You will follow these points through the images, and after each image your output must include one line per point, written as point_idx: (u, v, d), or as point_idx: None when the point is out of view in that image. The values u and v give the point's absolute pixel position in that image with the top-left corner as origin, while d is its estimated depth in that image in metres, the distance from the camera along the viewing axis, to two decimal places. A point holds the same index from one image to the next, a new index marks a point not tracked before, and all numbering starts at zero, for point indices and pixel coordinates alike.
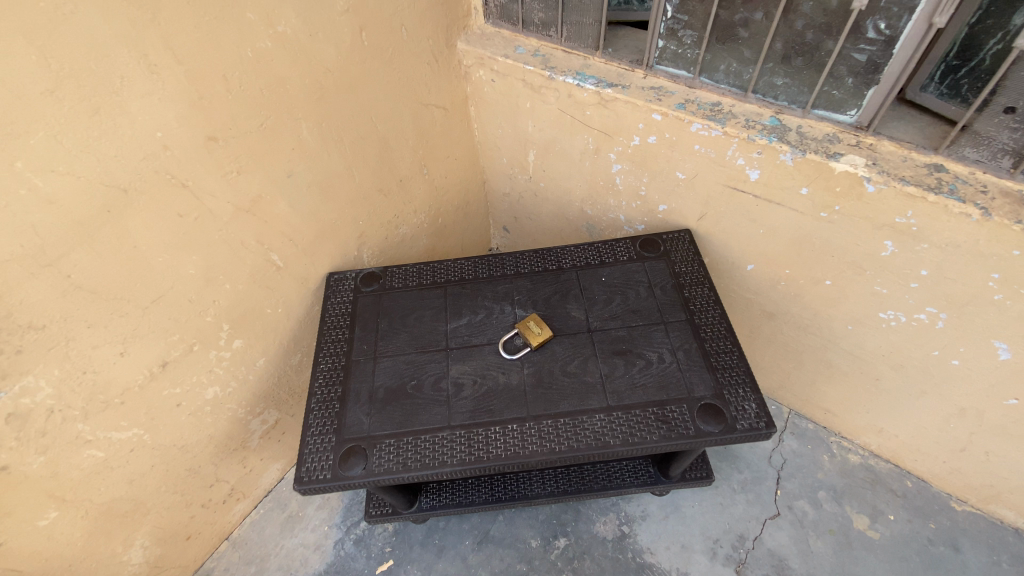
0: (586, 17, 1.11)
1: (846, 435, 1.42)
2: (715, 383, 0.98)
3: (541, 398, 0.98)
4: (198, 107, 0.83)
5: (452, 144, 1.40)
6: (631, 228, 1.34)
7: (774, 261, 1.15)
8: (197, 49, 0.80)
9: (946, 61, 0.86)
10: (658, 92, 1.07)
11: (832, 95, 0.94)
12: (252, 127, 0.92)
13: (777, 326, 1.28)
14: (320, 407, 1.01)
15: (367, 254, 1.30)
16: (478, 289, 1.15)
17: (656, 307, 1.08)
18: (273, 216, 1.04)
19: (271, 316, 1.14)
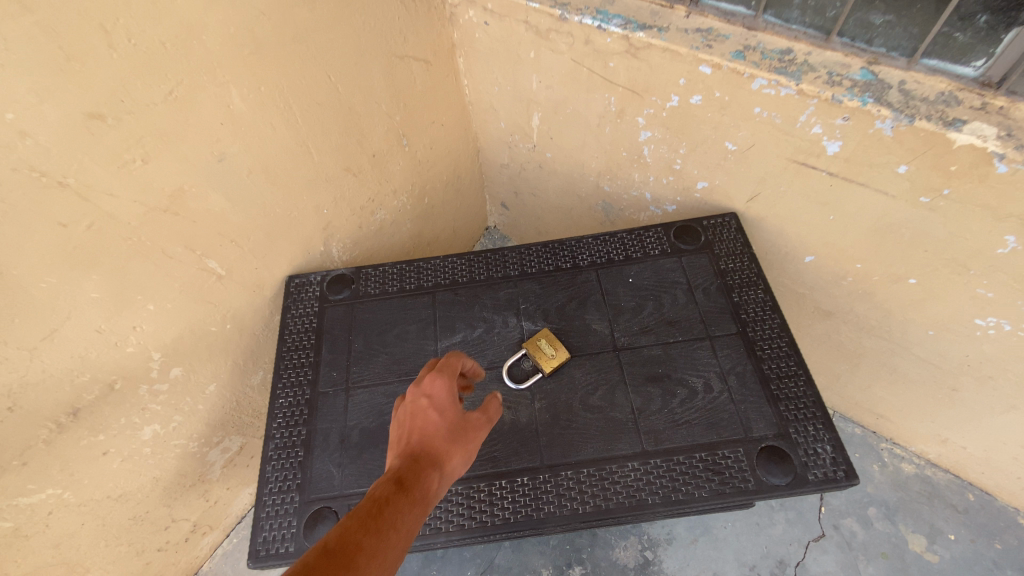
0: None
1: (899, 442, 1.24)
2: (778, 419, 0.77)
3: (558, 441, 0.78)
4: (67, 72, 0.58)
5: (437, 106, 1.13)
6: (659, 208, 1.10)
7: (843, 253, 0.92)
8: None
9: None
10: (708, 35, 0.81)
11: (954, 39, 0.68)
12: (157, 98, 0.67)
13: (833, 325, 1.07)
14: (280, 455, 0.80)
15: (337, 248, 1.06)
16: (475, 295, 0.93)
17: (699, 318, 0.87)
18: (204, 214, 0.79)
19: (217, 335, 0.91)
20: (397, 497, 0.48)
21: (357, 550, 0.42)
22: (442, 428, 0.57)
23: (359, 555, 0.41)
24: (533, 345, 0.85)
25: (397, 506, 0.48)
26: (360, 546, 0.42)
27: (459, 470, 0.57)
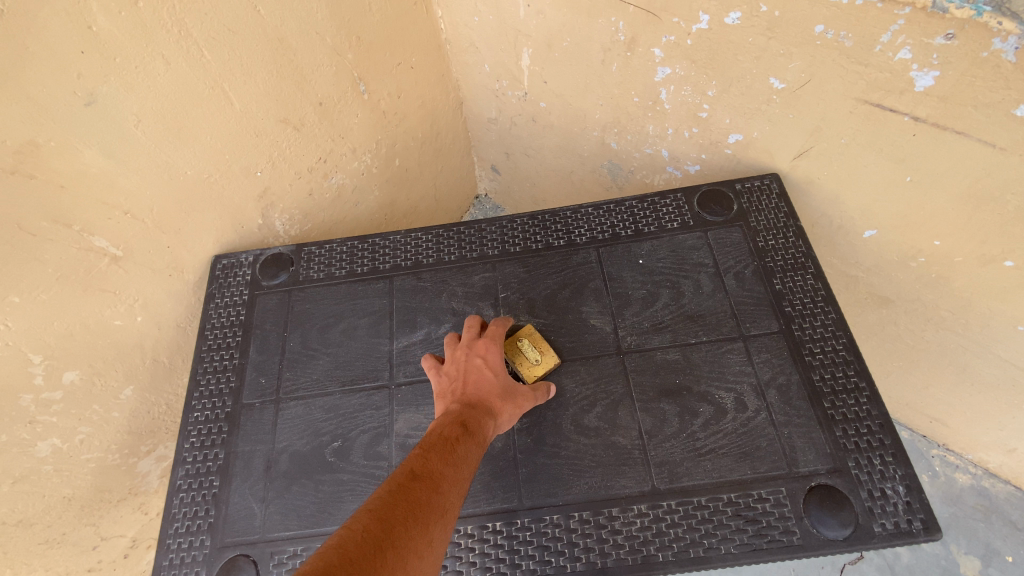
0: None
1: (954, 449, 1.05)
2: (833, 449, 0.59)
3: (543, 474, 0.61)
4: None
5: (404, 42, 0.91)
6: (677, 170, 0.89)
7: (918, 226, 0.71)
8: None
9: None
10: None
11: None
12: None
13: (891, 315, 0.86)
14: (191, 483, 0.64)
15: (282, 221, 0.87)
16: (443, 281, 0.74)
17: (728, 312, 0.67)
18: (75, 174, 0.61)
19: (125, 330, 0.74)
20: (466, 444, 0.51)
21: (439, 484, 0.46)
22: (499, 386, 0.58)
23: (439, 492, 0.45)
24: (512, 347, 0.67)
25: (466, 452, 0.50)
26: (439, 483, 0.46)
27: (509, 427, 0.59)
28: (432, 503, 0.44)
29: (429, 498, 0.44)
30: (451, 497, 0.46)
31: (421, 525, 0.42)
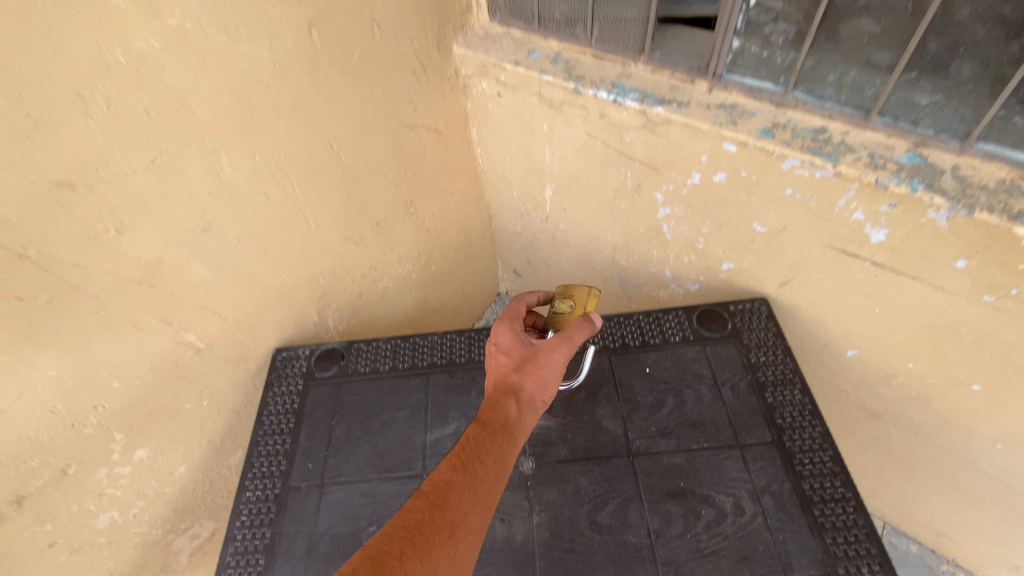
0: (627, 10, 0.80)
1: (962, 565, 1.06)
2: (824, 555, 0.65)
3: (560, 568, 0.67)
4: (40, 141, 0.55)
5: (448, 174, 1.09)
6: (680, 287, 1.01)
7: (892, 349, 0.81)
8: (20, 55, 0.50)
9: None
10: (731, 111, 0.75)
11: (1014, 123, 0.61)
12: (138, 166, 0.63)
13: (882, 428, 0.93)
14: (239, 562, 0.70)
15: (333, 318, 1.00)
16: (473, 380, 0.84)
17: (727, 420, 0.76)
18: (182, 282, 0.74)
19: (192, 412, 0.84)
20: (479, 445, 0.56)
21: (445, 500, 0.51)
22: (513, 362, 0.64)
23: (447, 504, 0.50)
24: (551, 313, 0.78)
25: (482, 451, 0.55)
26: (446, 495, 0.51)
27: (556, 381, 0.65)
28: (440, 516, 0.49)
29: (436, 514, 0.49)
30: (463, 508, 0.51)
31: (425, 540, 0.47)
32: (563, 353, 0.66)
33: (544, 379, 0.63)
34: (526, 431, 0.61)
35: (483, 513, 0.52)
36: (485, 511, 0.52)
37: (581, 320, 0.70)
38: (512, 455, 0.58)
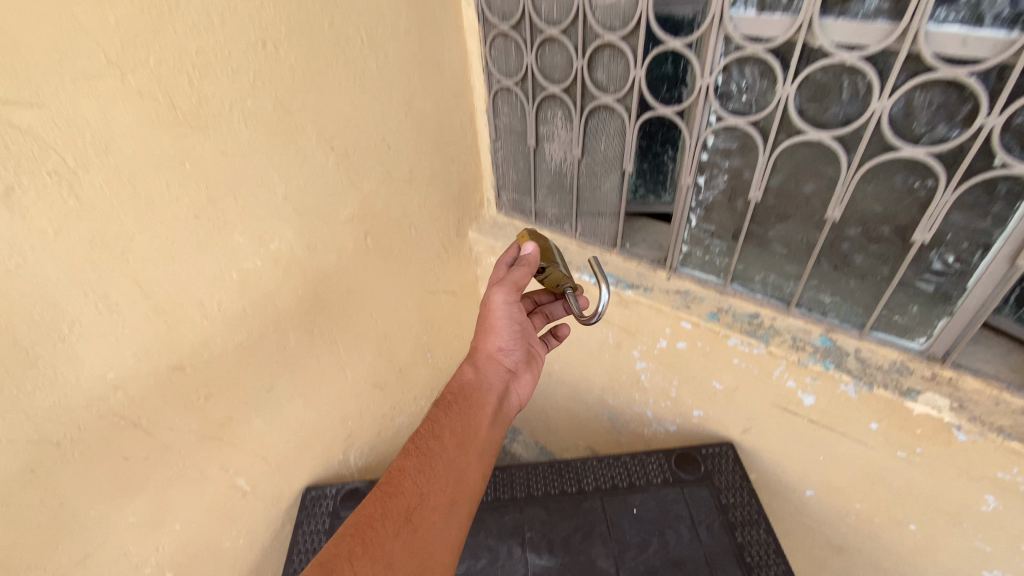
0: (602, 216, 1.06)
1: None
2: None
3: None
4: (167, 338, 0.73)
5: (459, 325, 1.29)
6: (661, 426, 1.17)
7: (841, 491, 0.94)
8: (169, 283, 0.71)
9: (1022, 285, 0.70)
10: (686, 297, 0.98)
11: (895, 320, 0.81)
12: (228, 348, 0.81)
13: (851, 563, 1.03)
14: None
15: (356, 455, 1.14)
16: (483, 519, 0.96)
17: (704, 559, 0.88)
18: (242, 435, 0.89)
19: (230, 550, 0.94)
20: (432, 428, 0.71)
21: (397, 487, 0.64)
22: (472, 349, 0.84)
23: (397, 491, 0.63)
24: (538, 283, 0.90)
25: (430, 436, 0.70)
26: (398, 482, 0.64)
27: (510, 330, 0.84)
28: (392, 504, 0.62)
29: (389, 503, 0.62)
30: (414, 492, 0.64)
31: (375, 534, 0.59)
32: (505, 292, 0.80)
33: (496, 341, 0.84)
34: (482, 395, 0.78)
35: (444, 488, 0.65)
36: (447, 483, 0.66)
37: (519, 261, 0.83)
38: (466, 420, 0.73)
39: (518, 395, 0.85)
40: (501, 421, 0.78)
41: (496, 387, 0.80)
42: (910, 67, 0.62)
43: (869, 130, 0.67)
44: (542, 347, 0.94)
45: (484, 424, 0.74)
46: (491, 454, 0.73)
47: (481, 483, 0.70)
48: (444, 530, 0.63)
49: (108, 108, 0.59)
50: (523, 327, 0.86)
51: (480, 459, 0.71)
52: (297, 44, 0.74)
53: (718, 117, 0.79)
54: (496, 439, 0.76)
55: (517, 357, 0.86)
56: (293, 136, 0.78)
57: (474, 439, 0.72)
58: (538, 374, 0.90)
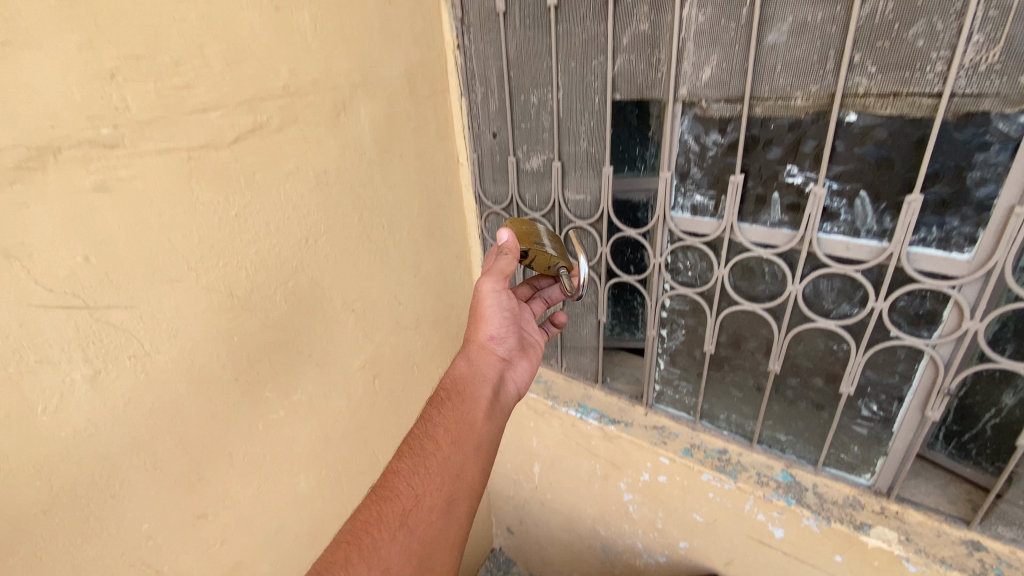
0: (584, 357, 1.20)
1: None
2: None
3: None
4: (198, 487, 0.82)
5: None
6: (651, 556, 1.22)
7: None
8: (207, 437, 0.81)
9: (944, 425, 0.82)
10: (662, 432, 1.10)
11: (842, 458, 0.92)
12: (248, 492, 0.90)
13: None
14: None
15: None
16: None
17: None
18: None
19: None
20: (425, 427, 0.73)
21: (391, 491, 0.65)
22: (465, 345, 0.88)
23: (391, 495, 0.64)
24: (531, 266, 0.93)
25: (424, 435, 0.72)
26: (392, 486, 0.65)
27: (501, 315, 0.89)
28: (387, 508, 0.63)
29: (384, 507, 0.63)
30: (408, 494, 0.65)
31: (371, 538, 0.60)
32: (493, 280, 0.87)
33: (486, 329, 0.89)
34: (474, 389, 0.81)
35: (441, 486, 0.68)
36: (444, 481, 0.68)
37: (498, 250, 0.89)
38: (460, 414, 0.76)
39: (514, 382, 0.90)
40: (497, 413, 0.81)
41: (489, 379, 0.84)
42: (812, 262, 0.80)
43: (789, 305, 0.84)
44: (538, 335, 1.01)
45: (477, 418, 0.77)
46: (487, 448, 0.76)
47: (480, 478, 0.73)
48: (443, 529, 0.66)
49: (183, 302, 0.74)
50: (515, 313, 0.92)
51: (474, 455, 0.73)
52: (333, 238, 0.92)
53: (671, 286, 0.97)
54: (493, 433, 0.79)
55: (510, 345, 0.91)
56: (323, 308, 0.93)
57: (468, 434, 0.74)
58: (536, 364, 0.96)
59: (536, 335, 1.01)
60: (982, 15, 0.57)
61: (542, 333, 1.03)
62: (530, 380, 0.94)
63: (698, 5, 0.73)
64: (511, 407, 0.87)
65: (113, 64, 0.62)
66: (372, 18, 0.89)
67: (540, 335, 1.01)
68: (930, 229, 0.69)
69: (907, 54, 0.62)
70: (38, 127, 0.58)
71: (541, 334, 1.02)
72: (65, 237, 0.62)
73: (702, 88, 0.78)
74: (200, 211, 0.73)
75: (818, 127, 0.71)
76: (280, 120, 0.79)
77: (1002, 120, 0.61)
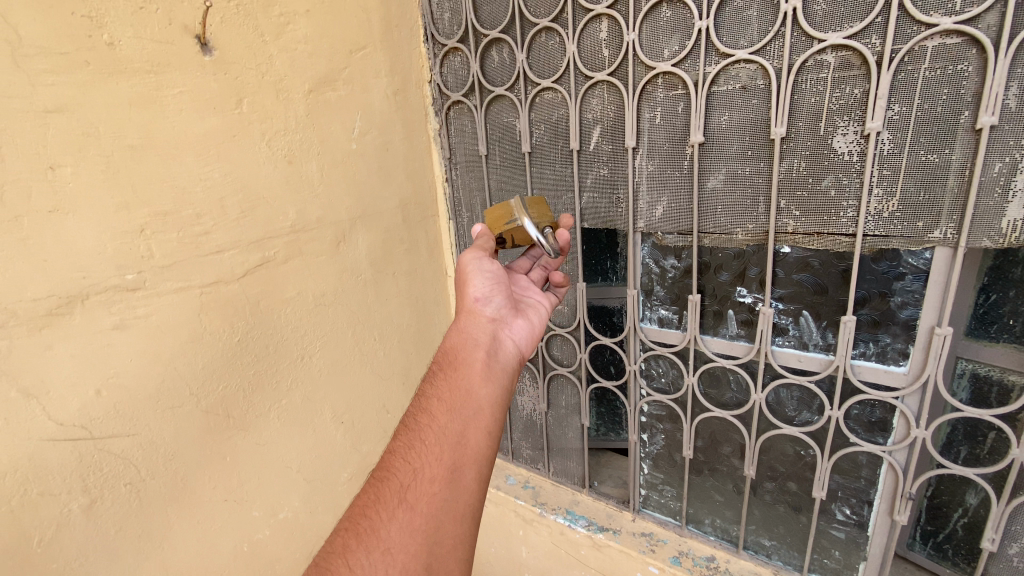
0: (570, 460, 1.22)
1: None
2: None
3: None
4: None
5: None
6: None
7: None
8: (191, 562, 0.80)
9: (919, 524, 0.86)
10: (650, 539, 1.10)
11: (826, 563, 0.93)
12: None
13: None
14: None
15: None
16: None
17: None
18: None
19: None
20: (420, 402, 0.69)
21: (389, 471, 0.61)
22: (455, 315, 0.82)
23: (388, 475, 0.61)
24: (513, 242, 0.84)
25: (419, 410, 0.68)
26: (389, 466, 0.62)
27: (483, 277, 0.82)
28: (385, 488, 0.60)
29: (382, 488, 0.60)
30: (406, 469, 0.61)
31: (370, 521, 0.57)
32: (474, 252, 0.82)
33: (471, 294, 0.82)
34: (467, 355, 0.75)
35: (440, 456, 0.63)
36: (444, 450, 0.64)
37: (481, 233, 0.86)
38: (453, 384, 0.71)
39: (513, 341, 0.83)
40: (497, 372, 0.76)
41: (483, 342, 0.79)
42: (771, 372, 0.87)
43: (755, 413, 0.90)
44: (540, 298, 0.93)
45: (474, 383, 0.72)
46: (490, 411, 0.71)
47: (489, 441, 0.68)
48: (450, 500, 0.61)
49: (182, 427, 0.77)
50: (502, 277, 0.84)
51: (475, 420, 0.68)
52: (328, 354, 0.98)
53: (647, 391, 1.03)
54: (496, 395, 0.73)
55: (499, 304, 0.83)
56: (313, 421, 0.97)
57: (464, 401, 0.69)
58: (534, 325, 0.88)
59: (535, 297, 0.93)
60: (879, 174, 0.69)
61: (543, 295, 0.95)
62: (529, 339, 0.86)
63: (648, 157, 0.87)
64: (513, 365, 0.81)
65: (144, 220, 0.70)
66: (370, 161, 1.02)
67: (540, 297, 0.93)
68: (867, 343, 0.78)
69: (823, 202, 0.74)
70: (70, 278, 0.65)
71: (542, 295, 0.94)
72: (81, 374, 0.66)
73: (657, 222, 0.90)
74: (206, 341, 0.79)
75: (759, 256, 0.82)
76: (285, 253, 0.89)
77: (909, 254, 0.71)
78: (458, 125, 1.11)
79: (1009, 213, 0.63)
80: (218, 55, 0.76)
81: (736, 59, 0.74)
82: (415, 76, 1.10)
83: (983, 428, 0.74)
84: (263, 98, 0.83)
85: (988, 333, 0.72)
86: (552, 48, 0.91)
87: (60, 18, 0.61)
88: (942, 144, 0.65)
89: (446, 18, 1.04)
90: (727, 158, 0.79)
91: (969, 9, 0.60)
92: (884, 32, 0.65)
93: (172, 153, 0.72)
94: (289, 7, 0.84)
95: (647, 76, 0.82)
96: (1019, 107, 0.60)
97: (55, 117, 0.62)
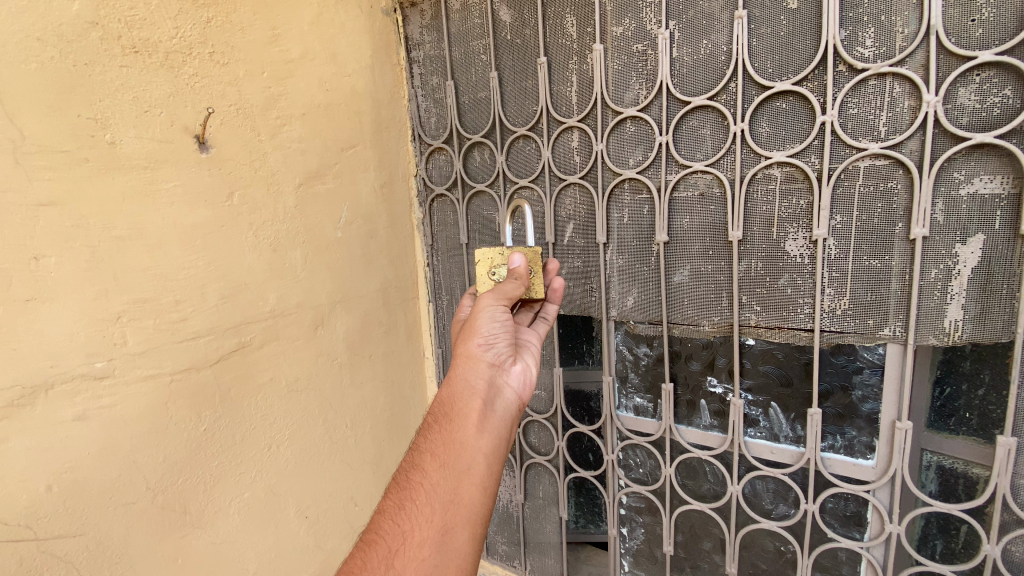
0: (547, 556, 1.17)
1: None
2: None
3: None
4: None
5: None
6: None
7: None
8: None
9: None
10: None
11: None
12: None
13: None
14: None
15: None
16: None
17: None
18: None
19: None
20: (411, 458, 0.61)
21: (378, 534, 0.55)
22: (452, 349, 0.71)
23: (376, 539, 0.55)
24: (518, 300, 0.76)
25: (411, 465, 0.61)
26: (378, 528, 0.56)
27: (493, 321, 0.70)
28: (373, 554, 0.53)
29: (369, 553, 0.54)
30: (394, 533, 0.55)
31: None
32: (492, 303, 0.70)
33: (475, 335, 0.69)
34: (463, 402, 0.64)
35: (429, 517, 0.56)
36: (434, 511, 0.56)
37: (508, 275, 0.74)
38: (447, 437, 0.61)
39: (512, 387, 0.70)
40: (495, 423, 0.65)
41: (481, 389, 0.66)
42: (746, 464, 0.87)
43: (732, 506, 0.89)
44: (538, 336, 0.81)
45: (470, 435, 0.62)
46: (488, 466, 0.61)
47: (485, 499, 0.60)
48: (440, 565, 0.54)
49: (134, 526, 0.72)
50: (512, 324, 0.73)
51: (470, 478, 0.59)
52: (297, 443, 0.95)
53: (625, 482, 1.01)
54: (495, 450, 0.63)
55: (503, 343, 0.71)
56: (276, 515, 0.92)
57: (459, 456, 0.60)
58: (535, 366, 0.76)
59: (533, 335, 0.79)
60: (829, 275, 0.75)
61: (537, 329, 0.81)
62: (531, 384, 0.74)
63: (617, 252, 0.93)
64: (514, 412, 0.69)
65: (121, 308, 0.71)
66: (354, 248, 1.06)
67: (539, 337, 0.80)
68: (835, 436, 0.80)
69: (782, 299, 0.79)
70: (38, 367, 0.63)
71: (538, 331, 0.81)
72: (32, 469, 0.63)
73: (629, 311, 0.94)
74: (169, 431, 0.76)
75: (726, 346, 0.86)
76: (261, 338, 0.89)
77: (865, 349, 0.76)
78: (441, 216, 1.18)
79: (949, 313, 0.68)
80: (215, 152, 0.81)
81: (694, 170, 0.82)
82: (402, 171, 1.17)
83: (955, 522, 0.74)
84: (253, 192, 0.86)
85: (947, 425, 0.73)
86: (529, 152, 1.00)
87: (67, 120, 0.65)
88: (882, 250, 0.71)
89: (432, 121, 1.13)
90: (690, 256, 0.85)
91: (892, 137, 0.69)
92: (821, 153, 0.73)
93: (159, 243, 0.74)
94: (286, 110, 0.91)
95: (615, 181, 0.90)
96: (945, 220, 0.67)
97: (47, 210, 0.64)
